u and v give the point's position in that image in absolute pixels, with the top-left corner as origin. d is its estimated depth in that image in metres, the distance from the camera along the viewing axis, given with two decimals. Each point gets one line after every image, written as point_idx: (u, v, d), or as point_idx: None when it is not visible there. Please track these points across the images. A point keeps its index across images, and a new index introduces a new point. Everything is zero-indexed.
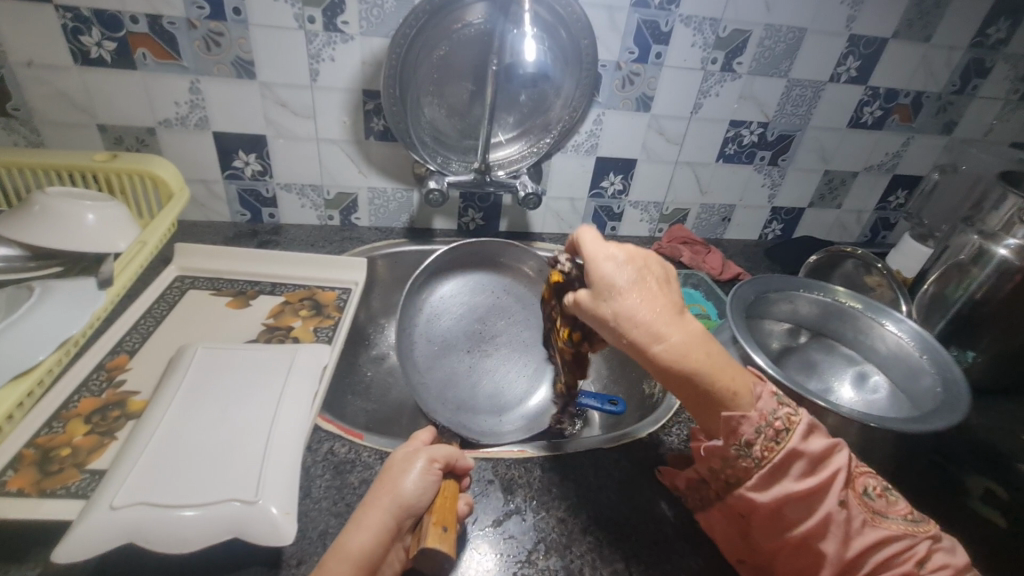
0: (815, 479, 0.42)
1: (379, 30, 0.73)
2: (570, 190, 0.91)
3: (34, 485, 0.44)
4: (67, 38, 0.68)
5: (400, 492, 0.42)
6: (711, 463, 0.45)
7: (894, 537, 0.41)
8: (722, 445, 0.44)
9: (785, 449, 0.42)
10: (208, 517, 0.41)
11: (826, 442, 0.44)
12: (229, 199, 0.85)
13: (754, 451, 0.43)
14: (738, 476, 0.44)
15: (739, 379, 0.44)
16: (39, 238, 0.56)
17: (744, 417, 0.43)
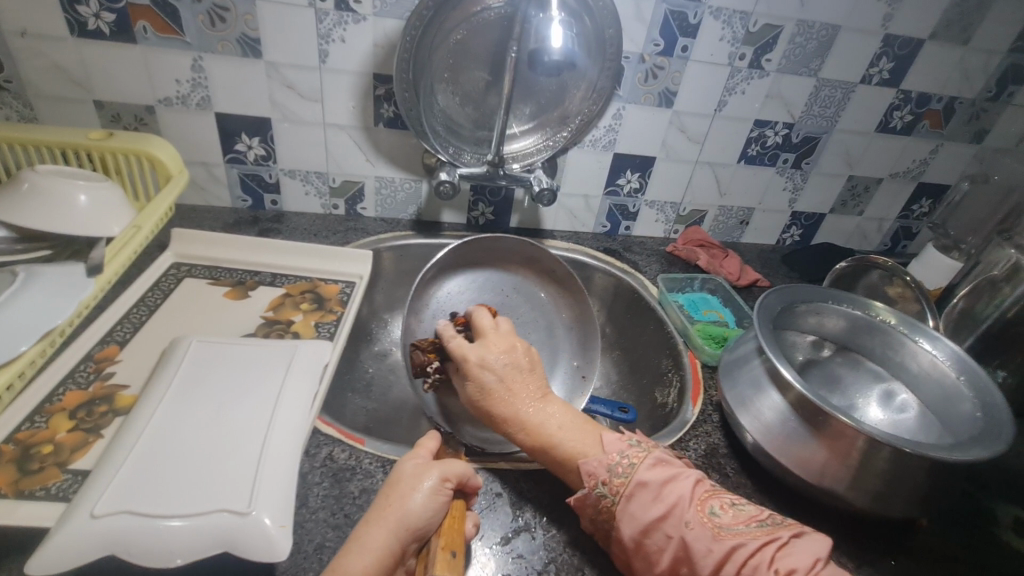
0: (660, 506, 0.43)
1: (393, 11, 0.69)
2: (584, 186, 0.88)
3: (12, 485, 0.41)
4: (64, 7, 0.64)
5: (407, 512, 0.40)
6: (584, 514, 0.46)
7: (740, 545, 0.40)
8: (587, 492, 0.45)
9: (632, 481, 0.44)
10: (195, 530, 0.38)
11: (664, 470, 0.45)
12: (229, 183, 0.81)
13: (608, 491, 0.45)
14: (606, 517, 0.44)
15: (589, 437, 0.49)
16: (26, 218, 0.53)
17: (588, 460, 0.47)
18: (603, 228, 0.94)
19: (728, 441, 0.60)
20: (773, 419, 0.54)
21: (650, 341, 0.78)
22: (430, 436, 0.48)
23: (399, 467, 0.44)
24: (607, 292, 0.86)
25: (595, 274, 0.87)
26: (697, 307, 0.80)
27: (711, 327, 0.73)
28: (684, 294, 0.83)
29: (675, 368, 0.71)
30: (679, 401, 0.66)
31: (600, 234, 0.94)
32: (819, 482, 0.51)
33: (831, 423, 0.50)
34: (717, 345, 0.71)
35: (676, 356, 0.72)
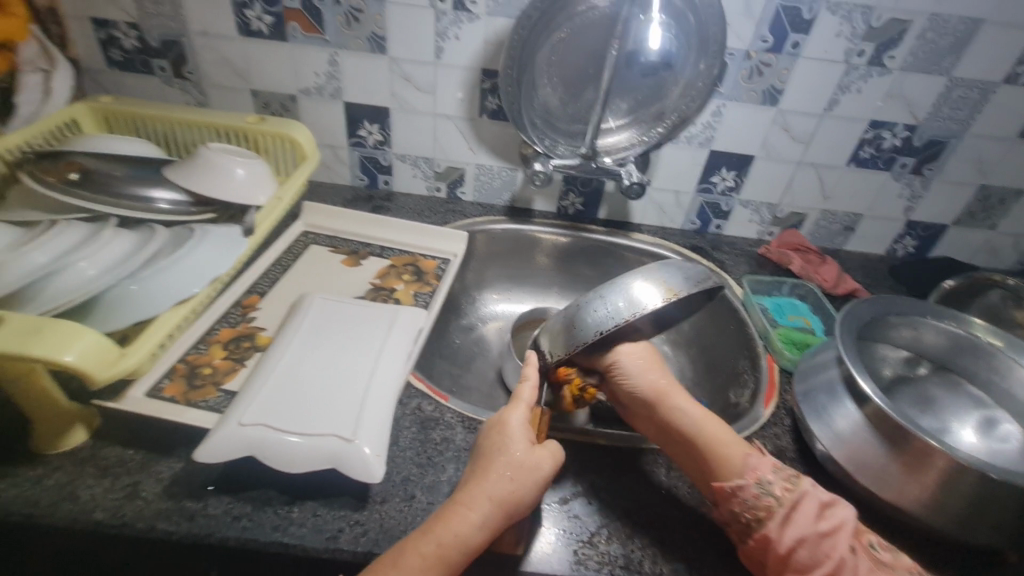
0: (827, 522, 0.44)
1: (504, 11, 0.74)
2: (676, 182, 0.88)
3: (183, 394, 0.53)
4: (235, 11, 0.77)
5: (518, 490, 0.44)
6: (730, 504, 0.47)
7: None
8: (745, 484, 0.47)
9: (801, 490, 0.47)
10: (312, 448, 0.47)
11: (828, 495, 0.47)
12: (351, 164, 0.92)
13: (773, 492, 0.46)
14: (760, 515, 0.46)
15: (749, 450, 0.50)
16: (200, 187, 0.65)
17: (754, 458, 0.49)
18: (691, 225, 0.94)
19: (797, 446, 0.59)
20: (847, 429, 0.53)
21: (728, 341, 0.78)
22: (528, 385, 0.53)
23: (506, 420, 0.50)
24: None
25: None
26: (782, 312, 0.78)
27: (793, 332, 0.72)
28: (770, 297, 0.81)
29: (751, 371, 0.71)
30: (752, 401, 0.66)
31: (688, 231, 0.94)
32: (893, 498, 0.50)
33: (910, 439, 0.48)
34: (797, 351, 0.70)
35: (753, 358, 0.72)
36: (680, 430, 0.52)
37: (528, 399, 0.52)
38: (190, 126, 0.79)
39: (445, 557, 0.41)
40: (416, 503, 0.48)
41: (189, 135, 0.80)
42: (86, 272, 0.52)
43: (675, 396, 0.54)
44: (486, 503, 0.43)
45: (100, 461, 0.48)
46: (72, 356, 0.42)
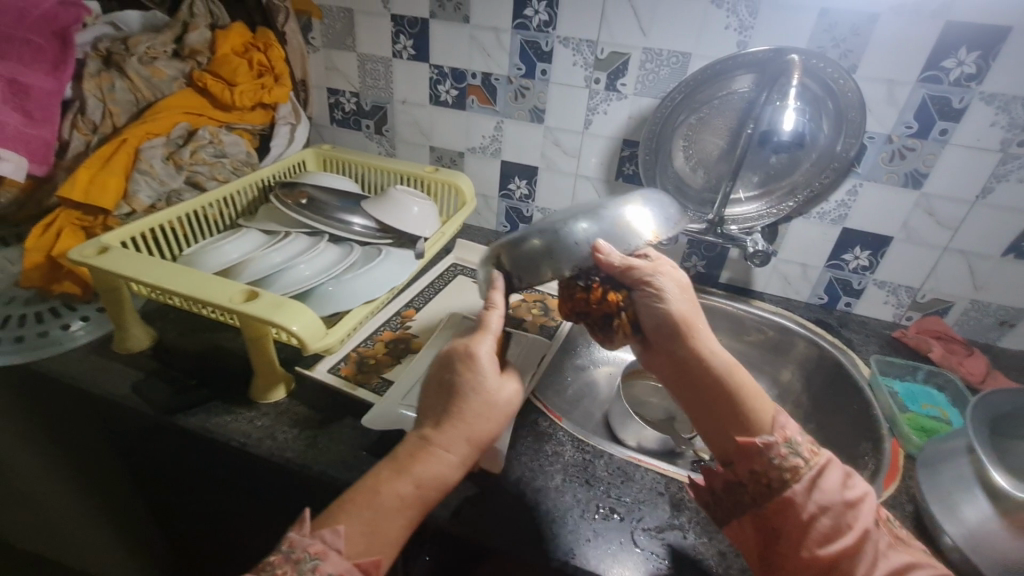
0: (852, 493, 0.46)
1: (650, 92, 0.85)
2: (804, 255, 0.90)
3: (354, 375, 0.67)
4: (431, 86, 0.98)
5: (474, 429, 0.46)
6: (753, 461, 0.48)
7: (914, 567, 0.44)
8: (774, 441, 0.48)
9: (824, 458, 0.48)
10: None
11: (845, 469, 0.48)
12: (498, 212, 1.07)
13: (802, 458, 0.47)
14: (785, 476, 0.47)
15: (771, 410, 0.50)
16: (385, 217, 0.81)
17: (782, 418, 0.50)
18: (818, 299, 0.93)
19: (918, 533, 0.56)
20: (977, 521, 0.51)
21: (850, 420, 0.76)
22: (494, 313, 0.51)
23: (472, 350, 0.48)
24: (810, 363, 0.86)
25: (799, 342, 0.87)
26: (914, 398, 0.75)
27: (924, 419, 0.70)
28: (902, 383, 0.77)
29: (873, 453, 0.68)
30: (869, 480, 0.64)
31: (815, 306, 0.93)
32: None
33: None
34: (927, 437, 0.67)
35: (875, 440, 0.69)
36: (711, 372, 0.49)
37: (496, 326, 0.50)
38: (383, 171, 0.99)
39: (423, 495, 0.45)
40: (525, 500, 0.55)
41: (381, 178, 1.01)
42: (305, 271, 0.69)
43: (704, 329, 0.51)
44: (460, 433, 0.46)
45: (291, 415, 0.63)
46: (298, 327, 0.57)
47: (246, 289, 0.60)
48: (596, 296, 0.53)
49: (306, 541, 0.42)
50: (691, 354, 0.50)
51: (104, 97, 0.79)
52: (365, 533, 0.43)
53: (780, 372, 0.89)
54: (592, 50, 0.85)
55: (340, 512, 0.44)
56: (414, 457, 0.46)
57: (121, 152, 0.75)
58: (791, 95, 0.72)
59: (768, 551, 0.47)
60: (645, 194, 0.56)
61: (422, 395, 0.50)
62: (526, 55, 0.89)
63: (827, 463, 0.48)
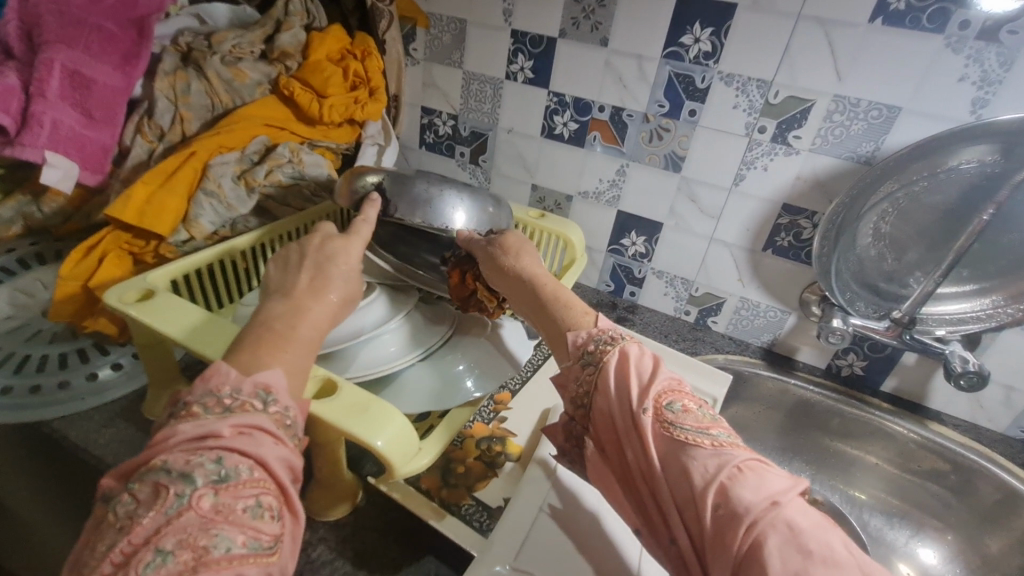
0: (636, 400, 0.39)
1: (834, 149, 0.67)
2: (1013, 377, 0.69)
3: (437, 490, 0.51)
4: (546, 115, 0.83)
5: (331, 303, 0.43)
6: (566, 390, 0.44)
7: (702, 467, 0.34)
8: (571, 362, 0.44)
9: (618, 348, 0.42)
10: None
11: (662, 372, 0.41)
12: (602, 268, 0.90)
13: (602, 359, 0.42)
14: (586, 391, 0.42)
15: (584, 320, 0.46)
16: None
17: (576, 331, 0.45)
18: (1022, 433, 0.71)
19: None
20: None
21: None
22: (366, 224, 0.52)
23: (342, 250, 0.47)
24: None
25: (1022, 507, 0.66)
26: None
27: None
28: None
29: None
30: None
31: (1015, 440, 0.72)
32: None
33: None
34: None
35: None
36: (537, 288, 0.49)
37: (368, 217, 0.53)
38: None
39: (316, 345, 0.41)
40: None
41: None
42: (390, 347, 0.54)
43: (526, 260, 0.51)
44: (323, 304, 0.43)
45: (357, 545, 0.47)
46: (382, 442, 0.41)
47: (320, 376, 0.45)
48: (458, 278, 0.56)
49: (245, 380, 0.35)
50: (510, 280, 0.50)
51: (177, 98, 0.67)
52: (293, 370, 0.38)
53: (986, 539, 0.69)
54: (762, 92, 0.68)
55: (265, 358, 0.37)
56: (284, 321, 0.40)
57: (187, 166, 0.62)
58: None
59: (625, 490, 0.40)
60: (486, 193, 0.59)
61: (277, 270, 0.45)
62: (673, 90, 0.73)
63: (611, 355, 0.42)
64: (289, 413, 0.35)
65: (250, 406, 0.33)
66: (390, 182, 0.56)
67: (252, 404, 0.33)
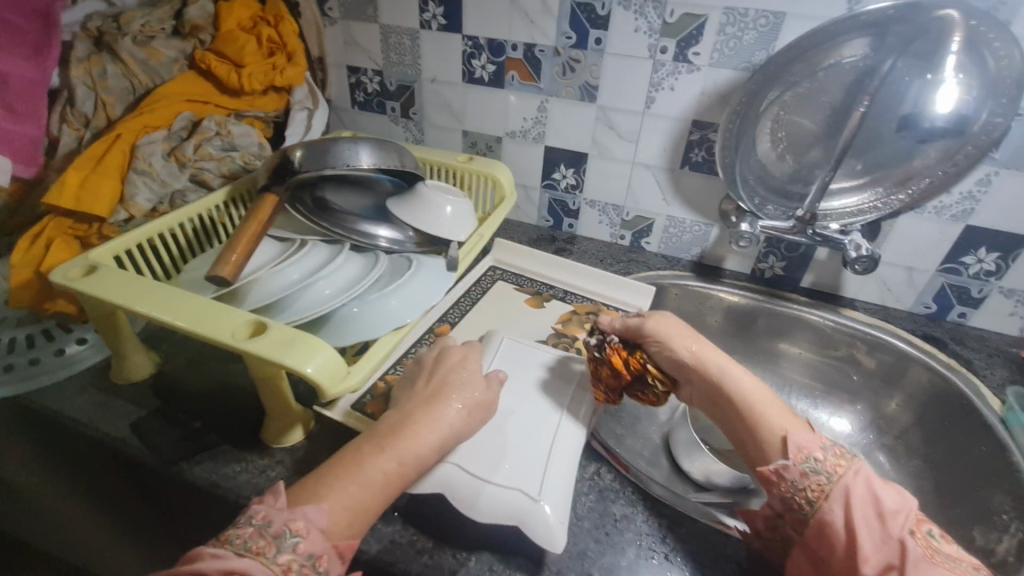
0: (881, 509, 0.43)
1: (730, 61, 0.70)
2: (912, 257, 0.75)
3: (380, 413, 0.58)
4: (464, 61, 0.85)
5: (415, 438, 0.47)
6: (779, 487, 0.47)
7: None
8: (791, 465, 0.46)
9: (853, 466, 0.45)
10: (501, 498, 0.47)
11: (868, 481, 0.45)
12: (539, 204, 0.94)
13: (824, 468, 0.46)
14: (811, 498, 0.45)
15: (794, 423, 0.50)
16: (406, 215, 0.73)
17: (797, 437, 0.48)
18: (924, 309, 0.78)
19: None
20: None
21: (974, 467, 0.63)
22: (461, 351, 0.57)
23: (447, 374, 0.54)
24: (921, 390, 0.72)
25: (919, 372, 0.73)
26: None
27: None
28: None
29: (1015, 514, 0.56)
30: None
31: (920, 316, 0.79)
32: None
33: None
34: None
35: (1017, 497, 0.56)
36: (729, 391, 0.53)
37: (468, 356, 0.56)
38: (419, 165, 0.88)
39: (402, 472, 0.45)
40: None
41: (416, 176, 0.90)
42: (325, 292, 0.59)
43: (715, 359, 0.55)
44: (436, 422, 0.48)
45: (311, 464, 0.54)
46: (312, 369, 0.47)
47: (253, 319, 0.50)
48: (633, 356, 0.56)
49: (282, 517, 0.39)
50: (696, 374, 0.55)
51: (95, 84, 0.69)
52: (341, 502, 0.42)
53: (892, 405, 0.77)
54: (659, 13, 0.70)
55: (320, 489, 0.42)
56: (369, 445, 0.46)
57: (116, 149, 0.66)
58: (950, 67, 0.57)
59: None
60: (391, 148, 0.73)
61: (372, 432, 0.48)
62: (578, 20, 0.75)
63: (846, 482, 0.44)
64: (303, 561, 0.38)
65: (262, 552, 0.37)
66: (312, 152, 0.67)
67: (263, 553, 0.37)
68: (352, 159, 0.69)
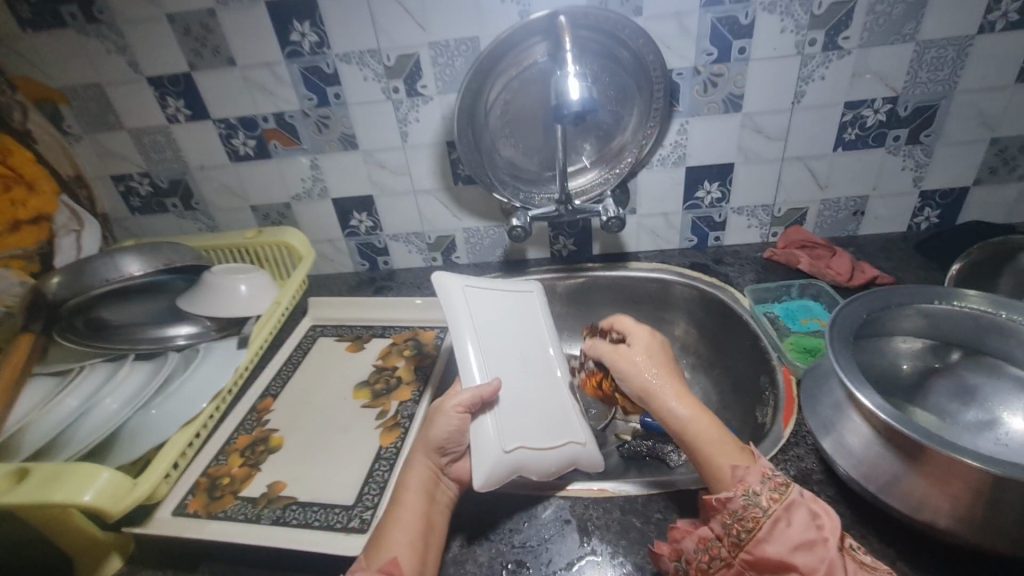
0: (811, 530, 0.40)
1: (454, 86, 0.79)
2: (662, 205, 0.88)
3: (205, 508, 0.57)
4: (224, 143, 0.86)
5: (426, 449, 0.53)
6: (721, 517, 0.44)
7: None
8: (734, 495, 0.44)
9: (789, 497, 0.42)
10: (558, 454, 0.56)
11: (810, 508, 0.42)
12: (350, 252, 0.97)
13: (761, 500, 0.43)
14: (749, 527, 0.42)
15: (743, 454, 0.47)
16: (197, 305, 0.72)
17: (744, 467, 0.45)
18: (690, 242, 0.92)
19: (824, 467, 0.54)
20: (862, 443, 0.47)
21: (745, 359, 0.75)
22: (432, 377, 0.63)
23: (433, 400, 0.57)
24: (700, 310, 0.84)
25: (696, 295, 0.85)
26: (794, 317, 0.74)
27: (806, 338, 0.68)
28: (780, 303, 0.77)
29: (770, 387, 0.67)
30: (772, 422, 0.61)
31: (689, 249, 0.92)
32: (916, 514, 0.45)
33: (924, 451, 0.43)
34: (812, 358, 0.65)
35: (770, 372, 0.68)
36: (685, 428, 0.50)
37: (466, 404, 0.55)
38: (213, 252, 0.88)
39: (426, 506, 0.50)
40: None
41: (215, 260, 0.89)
42: (113, 406, 0.59)
43: (672, 376, 0.55)
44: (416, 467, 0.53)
45: None
46: (90, 496, 0.46)
47: (17, 468, 0.49)
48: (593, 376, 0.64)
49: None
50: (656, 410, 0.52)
51: None
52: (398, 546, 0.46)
53: None
54: (378, 59, 0.77)
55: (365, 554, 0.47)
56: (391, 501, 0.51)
57: None
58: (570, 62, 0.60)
59: None
60: (158, 246, 0.73)
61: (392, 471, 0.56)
62: (312, 83, 0.80)
63: (786, 503, 0.42)
64: None
65: None
66: (69, 275, 0.66)
67: None
68: (116, 272, 0.67)
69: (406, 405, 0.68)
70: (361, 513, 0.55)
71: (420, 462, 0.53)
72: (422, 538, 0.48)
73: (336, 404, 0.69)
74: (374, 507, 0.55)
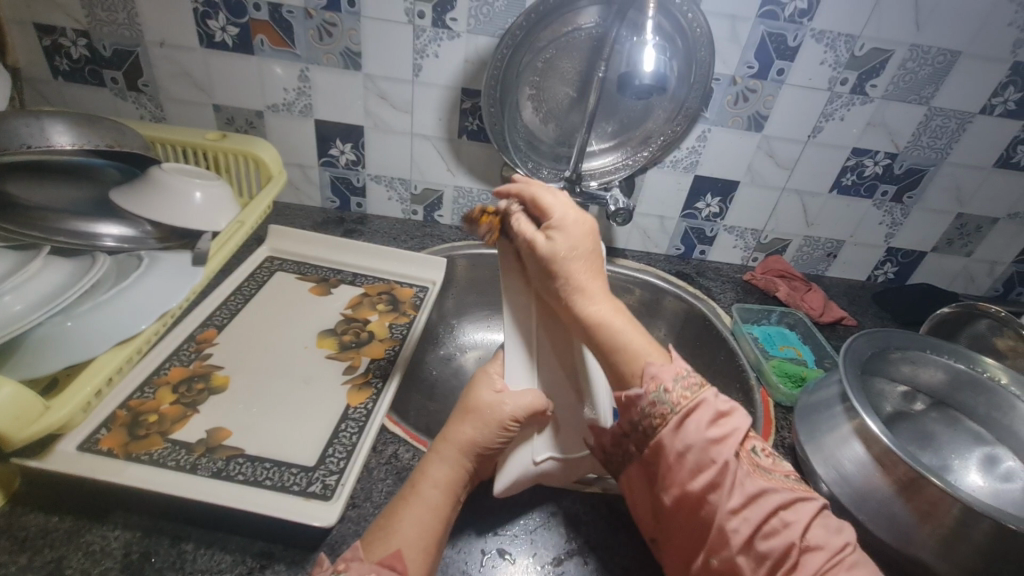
0: (752, 465, 0.42)
1: (486, 28, 0.71)
2: (661, 208, 0.87)
3: (122, 447, 0.47)
4: (197, 21, 0.72)
5: (462, 439, 0.47)
6: (631, 413, 0.44)
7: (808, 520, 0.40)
8: (643, 392, 0.43)
9: (733, 438, 0.43)
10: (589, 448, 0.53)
11: (764, 461, 0.43)
12: (321, 184, 0.87)
13: (671, 396, 0.43)
14: (655, 421, 0.43)
15: (655, 352, 0.47)
16: (138, 205, 0.59)
17: (653, 365, 0.44)
18: (677, 250, 0.92)
19: None
20: (855, 472, 0.48)
21: (718, 372, 0.76)
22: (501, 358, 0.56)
23: (492, 401, 0.48)
24: (679, 318, 0.84)
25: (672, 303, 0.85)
26: (772, 342, 0.76)
27: (787, 365, 0.70)
28: (759, 326, 0.79)
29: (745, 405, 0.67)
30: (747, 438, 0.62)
31: (674, 257, 0.92)
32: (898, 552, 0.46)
33: (918, 484, 0.44)
34: (793, 385, 0.67)
35: (746, 391, 0.69)
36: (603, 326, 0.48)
37: (510, 417, 0.48)
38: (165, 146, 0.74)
39: (448, 498, 0.44)
40: None
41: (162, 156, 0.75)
42: (14, 306, 0.46)
43: (595, 262, 0.52)
44: (445, 462, 0.46)
45: (18, 531, 0.41)
46: None
47: None
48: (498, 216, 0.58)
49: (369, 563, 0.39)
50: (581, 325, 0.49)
51: None
52: (421, 536, 0.41)
53: None
54: None
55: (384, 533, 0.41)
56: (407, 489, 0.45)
57: None
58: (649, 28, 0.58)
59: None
60: (100, 120, 0.59)
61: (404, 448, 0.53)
62: None
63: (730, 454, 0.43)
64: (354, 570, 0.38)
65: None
66: None
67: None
68: (41, 140, 0.53)
69: (378, 363, 0.60)
70: (323, 478, 0.48)
71: (450, 459, 0.46)
72: (438, 538, 0.42)
73: (295, 352, 0.60)
74: (340, 473, 0.48)
